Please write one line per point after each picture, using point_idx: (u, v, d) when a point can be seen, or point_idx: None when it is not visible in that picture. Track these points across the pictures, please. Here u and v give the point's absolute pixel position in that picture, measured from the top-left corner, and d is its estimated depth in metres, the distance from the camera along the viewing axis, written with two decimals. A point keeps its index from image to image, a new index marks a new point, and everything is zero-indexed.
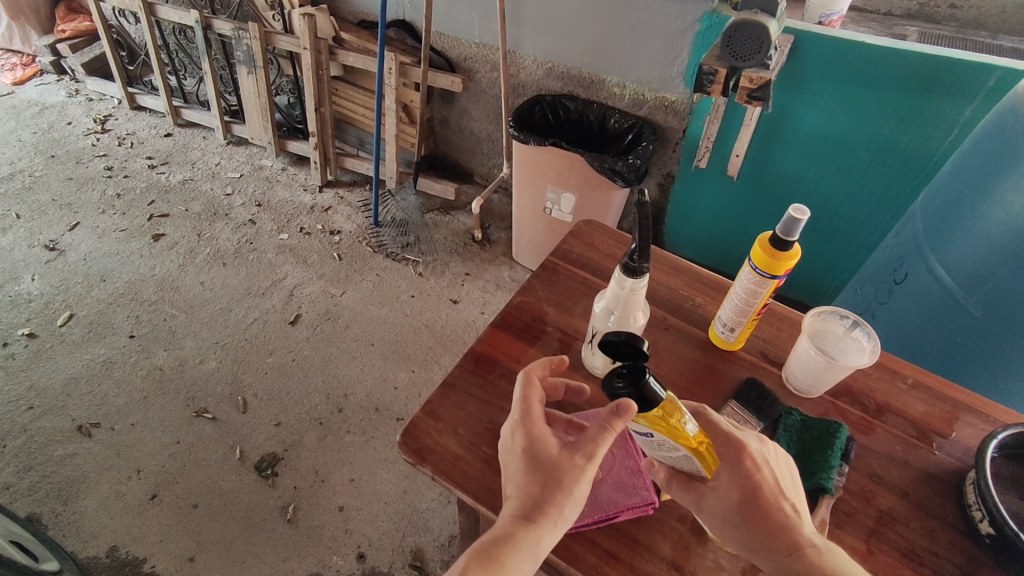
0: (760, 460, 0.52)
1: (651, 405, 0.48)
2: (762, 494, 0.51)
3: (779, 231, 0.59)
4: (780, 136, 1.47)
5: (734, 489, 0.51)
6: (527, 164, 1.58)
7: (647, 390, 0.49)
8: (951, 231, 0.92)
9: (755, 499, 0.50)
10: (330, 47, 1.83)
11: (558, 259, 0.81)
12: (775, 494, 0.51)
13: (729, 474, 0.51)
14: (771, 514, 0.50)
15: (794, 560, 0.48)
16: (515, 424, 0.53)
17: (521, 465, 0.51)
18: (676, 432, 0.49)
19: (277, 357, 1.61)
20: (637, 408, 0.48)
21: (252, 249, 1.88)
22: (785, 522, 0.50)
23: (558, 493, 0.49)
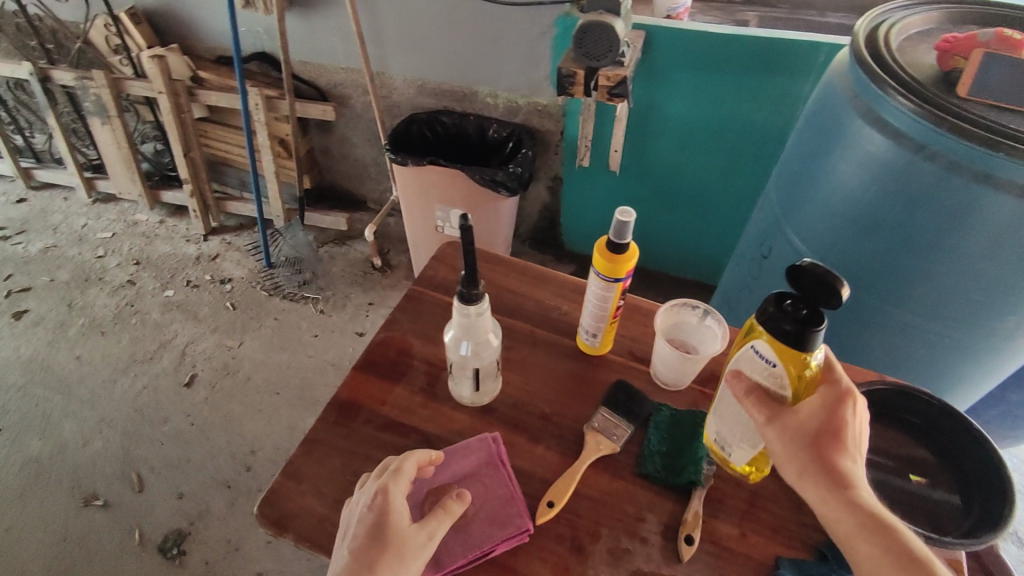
0: (854, 410, 0.53)
1: (802, 347, 0.51)
2: (843, 434, 0.52)
3: (612, 235, 0.59)
4: (650, 128, 1.52)
5: (817, 420, 0.53)
6: (410, 185, 1.55)
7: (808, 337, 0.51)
8: (798, 203, 0.97)
9: (830, 435, 0.52)
10: (188, 87, 1.73)
11: (422, 287, 0.78)
12: (851, 440, 0.52)
13: (823, 406, 0.53)
14: (839, 455, 0.51)
15: (842, 492, 0.50)
16: (379, 487, 0.52)
17: (365, 533, 0.50)
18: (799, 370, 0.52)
19: (173, 424, 1.49)
20: (790, 342, 0.51)
21: (133, 312, 1.75)
22: (852, 467, 0.51)
23: (388, 564, 0.49)
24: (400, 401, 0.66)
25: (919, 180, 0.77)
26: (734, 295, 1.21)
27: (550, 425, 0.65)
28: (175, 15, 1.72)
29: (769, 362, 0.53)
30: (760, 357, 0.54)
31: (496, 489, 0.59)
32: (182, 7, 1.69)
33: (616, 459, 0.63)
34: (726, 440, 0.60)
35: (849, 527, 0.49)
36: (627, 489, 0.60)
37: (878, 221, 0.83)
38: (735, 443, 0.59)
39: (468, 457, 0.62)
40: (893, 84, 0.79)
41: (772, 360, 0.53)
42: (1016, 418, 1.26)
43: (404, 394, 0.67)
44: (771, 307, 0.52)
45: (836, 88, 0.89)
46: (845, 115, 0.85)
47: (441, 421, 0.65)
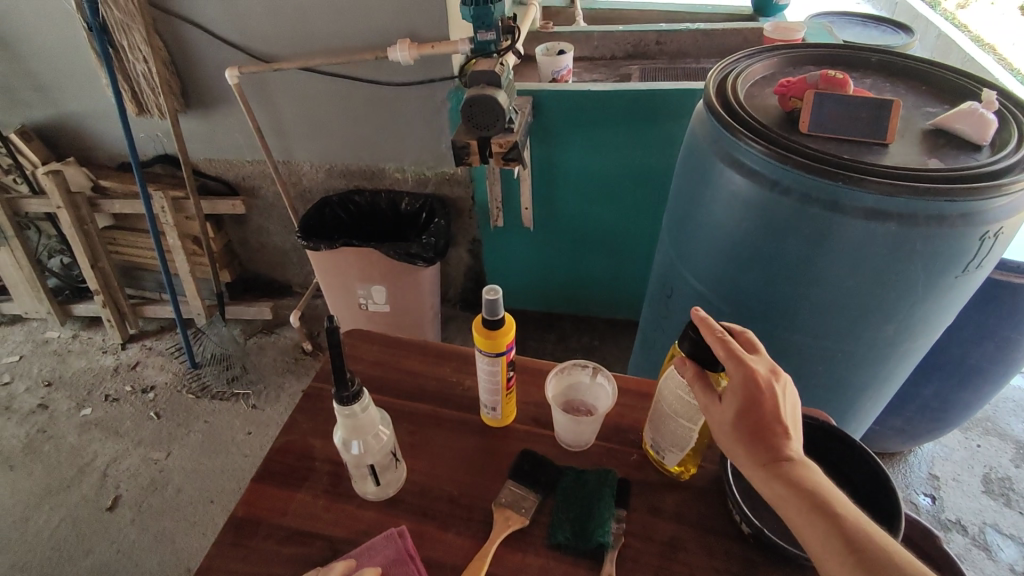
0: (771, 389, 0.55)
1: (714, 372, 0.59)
2: (762, 414, 0.55)
3: (486, 313, 0.60)
4: (555, 182, 1.58)
5: (739, 403, 0.56)
6: (327, 268, 1.54)
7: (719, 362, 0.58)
8: (688, 242, 1.02)
9: (751, 416, 0.55)
10: (89, 198, 1.70)
11: (322, 382, 0.77)
12: (773, 418, 0.55)
13: (737, 392, 0.56)
14: (759, 429, 0.55)
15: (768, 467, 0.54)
16: None
17: None
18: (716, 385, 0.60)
19: (99, 555, 1.39)
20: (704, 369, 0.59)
21: (48, 438, 1.64)
22: (774, 444, 0.54)
23: None
24: (302, 508, 0.64)
25: (780, 215, 0.83)
26: (650, 335, 1.25)
27: (459, 507, 0.64)
28: (70, 129, 1.70)
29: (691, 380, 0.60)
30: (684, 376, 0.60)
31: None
32: (76, 120, 1.68)
33: (527, 532, 0.62)
34: (660, 446, 0.66)
35: (783, 498, 0.52)
36: (540, 562, 0.60)
37: (755, 255, 0.88)
38: (666, 448, 0.65)
39: (376, 554, 0.60)
40: (742, 129, 0.85)
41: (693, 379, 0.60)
42: (933, 412, 1.33)
43: (306, 500, 0.65)
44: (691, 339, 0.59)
45: (697, 137, 0.95)
46: (709, 161, 0.91)
47: (346, 523, 0.63)
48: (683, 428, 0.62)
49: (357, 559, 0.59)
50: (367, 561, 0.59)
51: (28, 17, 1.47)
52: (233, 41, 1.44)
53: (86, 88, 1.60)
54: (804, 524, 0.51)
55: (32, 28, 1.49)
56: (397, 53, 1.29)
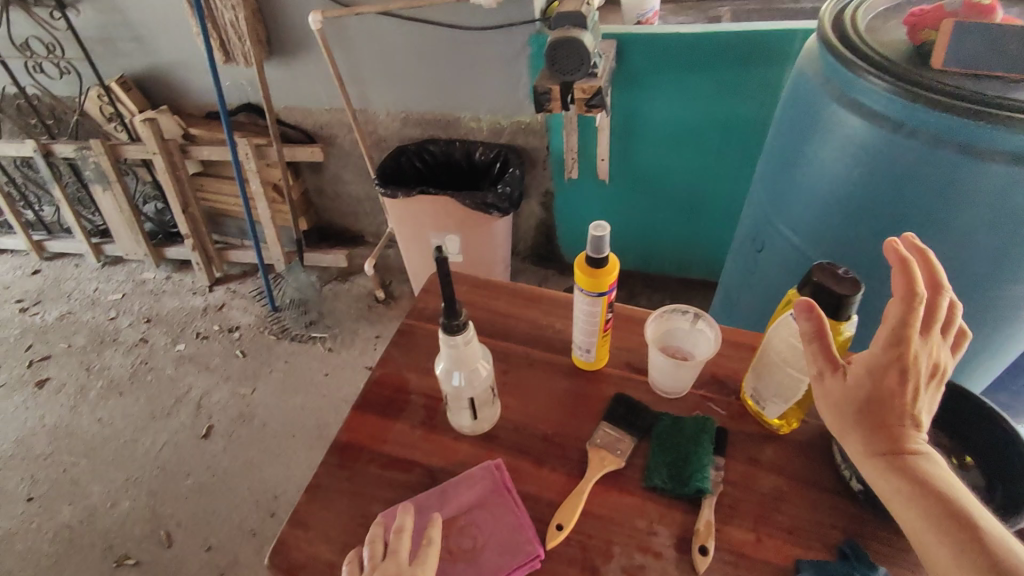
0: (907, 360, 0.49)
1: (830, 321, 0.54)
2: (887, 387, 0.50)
3: (590, 251, 0.59)
4: (636, 132, 1.52)
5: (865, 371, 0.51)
6: (403, 216, 1.56)
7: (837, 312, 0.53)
8: (786, 193, 0.96)
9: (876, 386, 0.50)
10: (180, 145, 1.77)
11: (415, 320, 0.79)
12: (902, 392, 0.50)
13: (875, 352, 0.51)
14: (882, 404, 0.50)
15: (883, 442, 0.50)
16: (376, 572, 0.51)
17: None
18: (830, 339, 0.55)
19: (197, 477, 1.50)
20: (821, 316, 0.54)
21: (148, 369, 1.77)
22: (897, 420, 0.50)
23: None
24: (401, 437, 0.66)
25: (902, 160, 0.76)
26: (734, 292, 1.20)
27: (553, 446, 0.65)
28: (162, 77, 1.77)
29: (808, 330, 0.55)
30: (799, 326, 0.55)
31: (501, 515, 0.59)
32: (167, 68, 1.74)
33: (622, 474, 0.62)
34: (761, 395, 0.63)
35: (890, 474, 0.49)
36: (636, 503, 0.60)
37: (868, 204, 0.82)
38: (767, 398, 0.63)
39: (471, 485, 0.61)
40: (865, 66, 0.78)
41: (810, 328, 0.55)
42: None
43: (404, 430, 0.67)
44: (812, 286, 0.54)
45: (807, 78, 0.88)
46: (820, 103, 0.85)
47: (443, 453, 0.65)
48: (789, 377, 0.59)
49: (454, 488, 0.61)
50: (463, 490, 0.61)
51: None
52: None
53: (178, 36, 1.65)
54: (910, 503, 0.48)
55: None
56: None
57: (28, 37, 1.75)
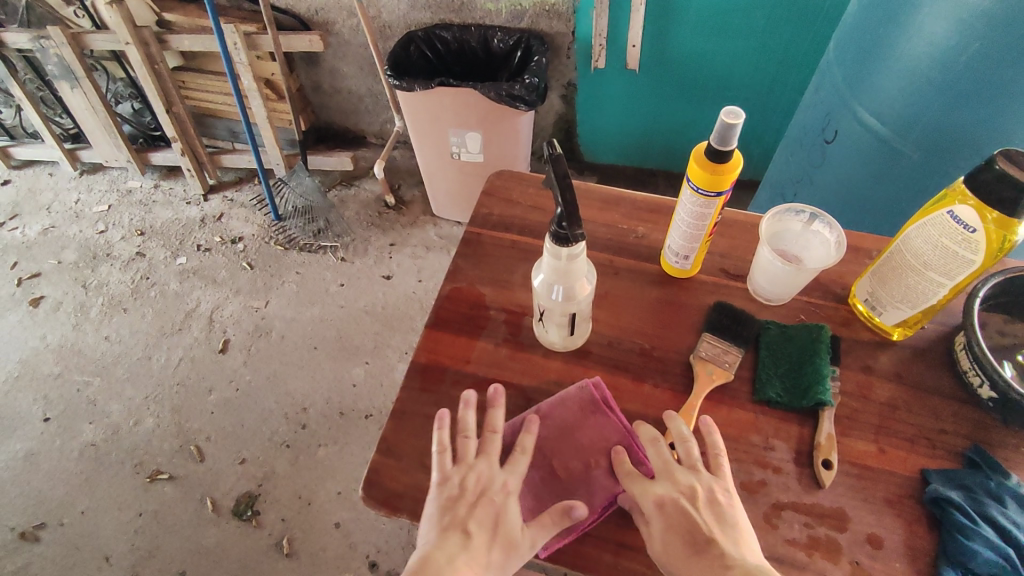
0: None
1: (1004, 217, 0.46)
2: None
3: (714, 142, 0.51)
4: (673, 12, 1.36)
5: None
6: (418, 113, 1.42)
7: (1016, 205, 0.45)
8: (870, 73, 0.86)
9: None
10: (156, 34, 1.57)
11: (480, 228, 0.72)
12: None
13: None
14: None
15: None
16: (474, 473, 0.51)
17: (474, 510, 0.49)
18: (999, 242, 0.47)
19: (219, 393, 1.47)
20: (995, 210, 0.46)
21: (151, 284, 1.69)
22: None
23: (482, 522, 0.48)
24: (485, 356, 0.61)
25: None
26: (789, 187, 1.13)
27: (652, 360, 0.60)
28: None
29: (967, 228, 0.48)
30: (956, 223, 0.49)
31: (608, 434, 0.54)
32: None
33: (730, 387, 0.58)
34: (879, 300, 0.59)
35: None
36: (749, 418, 0.56)
37: (978, 84, 0.73)
38: (887, 304, 0.58)
39: (577, 403, 0.56)
40: None
41: (970, 226, 0.48)
42: None
43: (488, 348, 0.62)
44: (985, 173, 0.47)
45: None
46: None
47: (534, 372, 0.60)
48: (924, 281, 0.53)
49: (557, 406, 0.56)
50: (567, 406, 0.56)
51: None
52: None
53: None
54: None
55: None
56: None
57: None
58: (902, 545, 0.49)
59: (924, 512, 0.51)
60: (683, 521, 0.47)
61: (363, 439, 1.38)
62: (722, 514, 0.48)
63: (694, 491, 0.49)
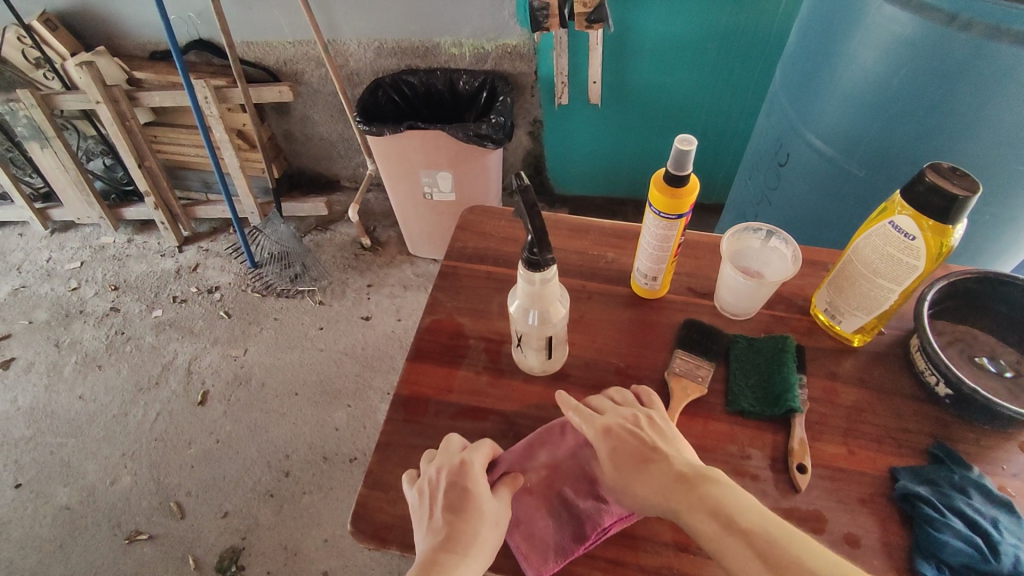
0: None
1: (941, 224, 0.49)
2: None
3: (671, 168, 0.54)
4: (629, 49, 1.43)
5: None
6: (390, 155, 1.46)
7: (950, 212, 0.48)
8: (815, 99, 0.92)
9: None
10: (127, 91, 1.59)
11: (456, 261, 0.74)
12: None
13: None
14: None
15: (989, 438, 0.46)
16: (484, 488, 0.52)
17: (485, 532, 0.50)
18: (940, 248, 0.50)
19: (199, 445, 1.44)
20: (933, 218, 0.49)
21: (126, 339, 1.66)
22: None
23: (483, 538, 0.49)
24: (466, 385, 0.62)
25: (953, 54, 0.72)
26: (750, 209, 1.18)
27: (628, 378, 0.62)
28: (96, 15, 1.57)
29: (908, 237, 0.51)
30: (897, 233, 0.52)
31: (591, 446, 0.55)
32: (99, 3, 1.54)
33: (705, 400, 0.60)
34: (837, 310, 0.62)
35: None
36: (724, 429, 0.58)
37: (910, 105, 0.79)
38: (845, 312, 0.61)
39: (563, 428, 0.57)
40: None
41: (910, 235, 0.51)
42: None
43: (469, 376, 0.63)
44: (917, 185, 0.50)
45: None
46: None
47: (516, 397, 0.61)
48: (877, 288, 0.56)
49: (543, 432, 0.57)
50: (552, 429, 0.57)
51: None
52: None
53: None
54: None
55: None
56: None
57: None
58: (877, 542, 0.51)
59: (896, 509, 0.53)
60: (631, 438, 0.52)
61: (348, 483, 1.36)
62: (662, 431, 0.53)
63: (637, 418, 0.54)
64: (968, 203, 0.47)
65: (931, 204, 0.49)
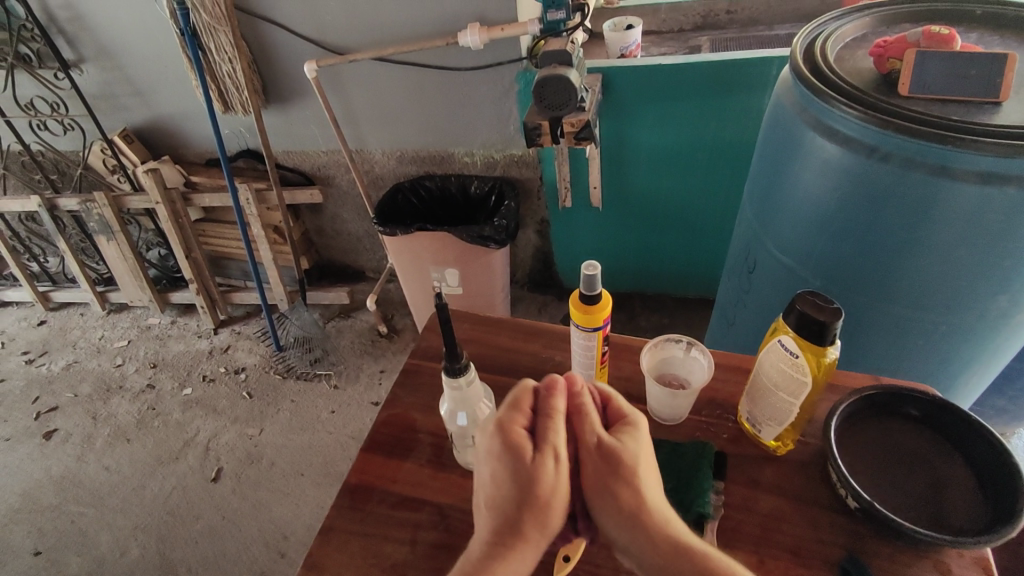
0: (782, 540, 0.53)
1: (817, 343, 0.54)
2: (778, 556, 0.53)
3: (584, 288, 0.62)
4: (625, 159, 1.55)
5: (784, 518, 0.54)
6: (402, 251, 1.59)
7: (823, 334, 0.54)
8: (772, 214, 0.98)
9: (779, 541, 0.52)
10: (182, 193, 1.82)
11: (419, 359, 0.82)
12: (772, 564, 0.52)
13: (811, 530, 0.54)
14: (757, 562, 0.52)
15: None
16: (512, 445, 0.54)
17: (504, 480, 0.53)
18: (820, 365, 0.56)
19: (206, 522, 1.51)
20: (810, 338, 0.55)
21: (155, 414, 1.79)
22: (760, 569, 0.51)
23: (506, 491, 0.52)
24: (409, 476, 0.68)
25: (877, 182, 0.79)
26: (730, 311, 1.22)
27: None
28: (164, 129, 1.83)
29: (792, 354, 0.57)
30: (784, 350, 0.57)
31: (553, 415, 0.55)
32: (168, 120, 1.80)
33: None
34: (756, 419, 0.66)
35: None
36: None
37: (847, 223, 0.85)
38: (761, 420, 0.65)
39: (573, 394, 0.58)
40: (835, 95, 0.82)
41: (794, 352, 0.57)
42: None
43: (413, 468, 0.69)
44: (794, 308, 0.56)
45: (785, 106, 0.93)
46: (800, 129, 0.88)
47: (452, 490, 0.66)
48: (779, 399, 0.61)
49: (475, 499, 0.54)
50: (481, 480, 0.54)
51: (127, 30, 1.59)
52: (309, 36, 1.50)
53: (178, 88, 1.71)
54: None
55: (131, 35, 1.61)
56: (468, 38, 1.31)
57: (33, 98, 1.82)
58: None
59: None
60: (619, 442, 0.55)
61: None
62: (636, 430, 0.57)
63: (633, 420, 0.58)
64: (835, 328, 0.53)
65: (805, 326, 0.55)
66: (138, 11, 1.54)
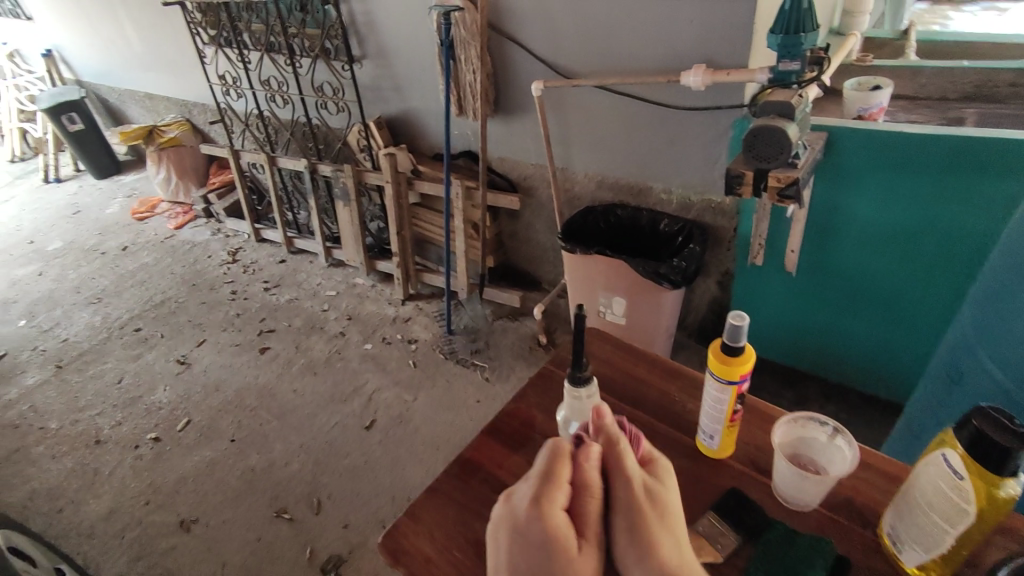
0: None
1: (992, 472, 0.47)
2: None
3: (727, 338, 0.60)
4: (835, 227, 1.42)
5: None
6: (577, 271, 1.64)
7: (1003, 464, 0.46)
8: (998, 324, 0.83)
9: None
10: (408, 178, 2.10)
11: (555, 366, 0.85)
12: None
13: None
14: None
15: None
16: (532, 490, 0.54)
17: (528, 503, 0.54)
18: (993, 500, 0.48)
19: (352, 460, 1.73)
20: (983, 462, 0.47)
21: (340, 358, 2.09)
22: None
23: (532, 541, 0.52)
24: (515, 468, 0.72)
25: None
26: (919, 423, 1.05)
27: None
28: (409, 122, 2.12)
29: (956, 474, 0.50)
30: (947, 468, 0.50)
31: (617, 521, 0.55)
32: (414, 115, 2.09)
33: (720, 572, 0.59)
34: (899, 535, 0.57)
35: None
36: None
37: None
38: (907, 542, 0.56)
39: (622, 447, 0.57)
40: None
41: (959, 474, 0.49)
42: None
43: (520, 463, 0.73)
44: (971, 423, 0.49)
45: None
46: None
47: None
48: (933, 524, 0.53)
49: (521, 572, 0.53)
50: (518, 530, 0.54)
51: (402, 37, 1.90)
52: (545, 57, 1.64)
53: (429, 89, 1.98)
54: None
55: (404, 41, 1.91)
56: (691, 78, 1.31)
57: (324, 83, 2.25)
58: None
59: None
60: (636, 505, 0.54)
61: None
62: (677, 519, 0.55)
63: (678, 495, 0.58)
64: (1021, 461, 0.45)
65: (983, 448, 0.47)
66: (415, 22, 1.83)
